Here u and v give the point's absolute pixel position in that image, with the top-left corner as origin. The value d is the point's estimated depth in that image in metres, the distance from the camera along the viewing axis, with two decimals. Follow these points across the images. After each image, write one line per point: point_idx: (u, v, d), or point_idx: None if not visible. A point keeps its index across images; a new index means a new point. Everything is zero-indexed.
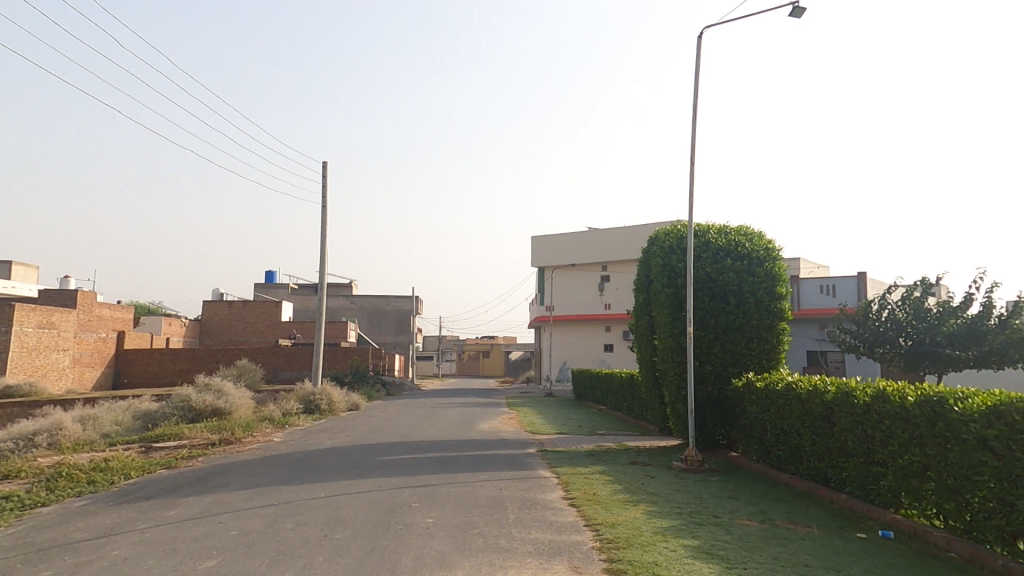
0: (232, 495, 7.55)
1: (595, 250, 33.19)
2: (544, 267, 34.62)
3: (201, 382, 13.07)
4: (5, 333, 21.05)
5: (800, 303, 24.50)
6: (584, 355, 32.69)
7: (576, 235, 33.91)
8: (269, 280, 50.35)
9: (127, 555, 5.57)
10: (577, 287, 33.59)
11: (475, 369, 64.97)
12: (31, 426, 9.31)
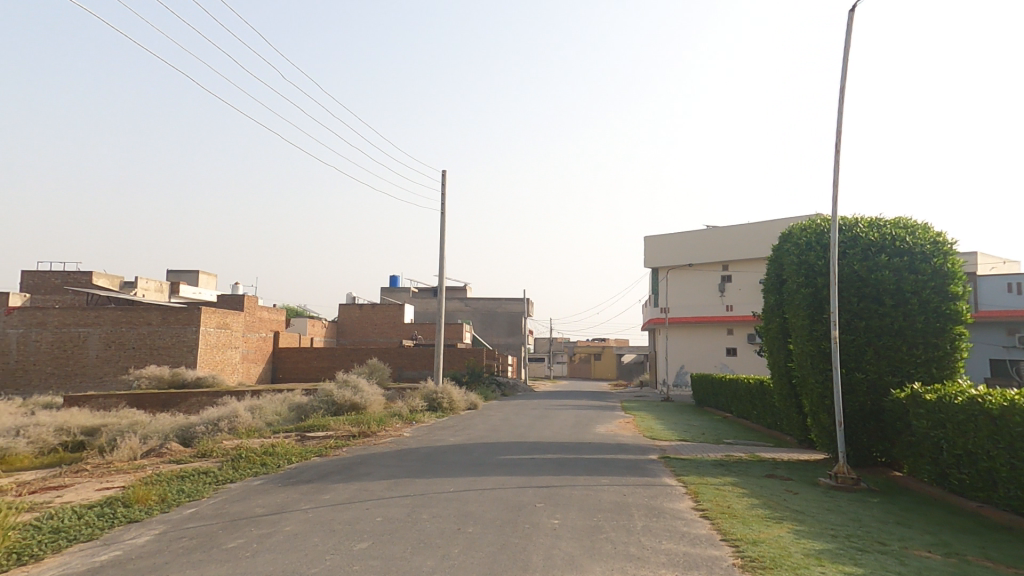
0: (374, 484, 8.30)
1: (715, 249, 31.55)
2: (659, 269, 33.49)
3: (340, 379, 14.52)
4: (196, 331, 24.91)
5: (980, 305, 21.50)
6: (704, 359, 31.09)
7: (693, 233, 32.40)
8: (393, 284, 54.38)
9: (297, 531, 6.36)
10: (695, 287, 32.11)
11: (586, 372, 64.64)
12: (216, 413, 11.03)
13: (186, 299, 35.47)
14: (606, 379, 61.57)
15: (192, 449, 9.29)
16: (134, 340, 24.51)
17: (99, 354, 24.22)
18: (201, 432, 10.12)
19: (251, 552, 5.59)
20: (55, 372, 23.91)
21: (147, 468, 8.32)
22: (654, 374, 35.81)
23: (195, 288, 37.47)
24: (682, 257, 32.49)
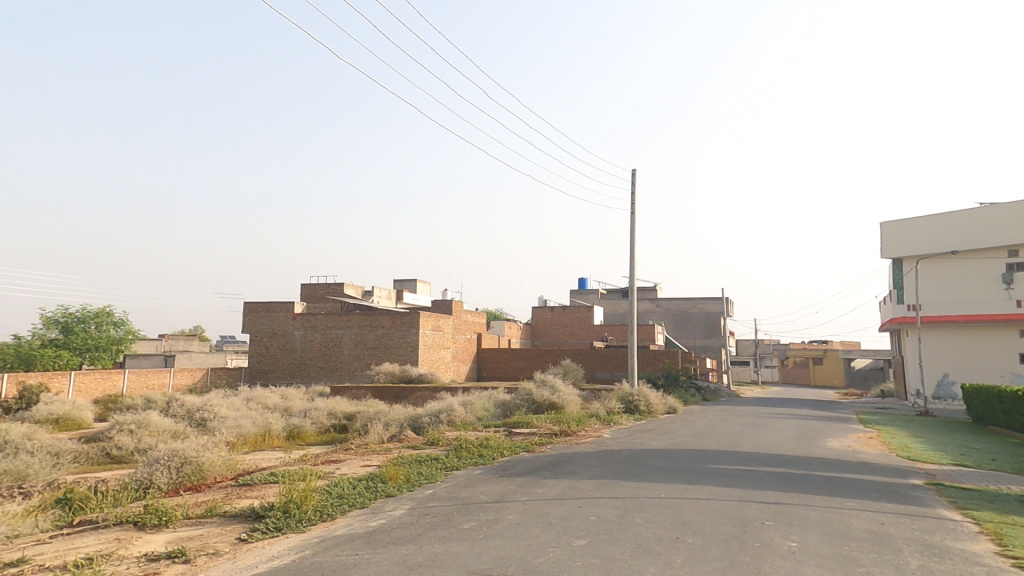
0: (582, 483, 8.38)
1: (996, 232, 25.15)
2: (905, 260, 27.77)
3: (538, 378, 15.17)
4: (417, 333, 28.87)
5: None
6: (981, 367, 24.93)
7: (958, 214, 26.18)
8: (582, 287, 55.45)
9: (518, 521, 6.72)
10: (962, 280, 25.94)
11: (804, 378, 57.00)
12: (437, 406, 12.47)
13: (408, 305, 41.33)
14: (831, 387, 53.24)
15: (423, 437, 10.63)
16: (374, 340, 29.23)
17: (351, 352, 29.40)
18: (429, 422, 11.54)
19: (482, 534, 6.06)
20: (324, 366, 29.43)
21: (393, 451, 9.77)
22: (903, 383, 29.57)
23: (414, 296, 43.39)
24: (943, 245, 26.41)
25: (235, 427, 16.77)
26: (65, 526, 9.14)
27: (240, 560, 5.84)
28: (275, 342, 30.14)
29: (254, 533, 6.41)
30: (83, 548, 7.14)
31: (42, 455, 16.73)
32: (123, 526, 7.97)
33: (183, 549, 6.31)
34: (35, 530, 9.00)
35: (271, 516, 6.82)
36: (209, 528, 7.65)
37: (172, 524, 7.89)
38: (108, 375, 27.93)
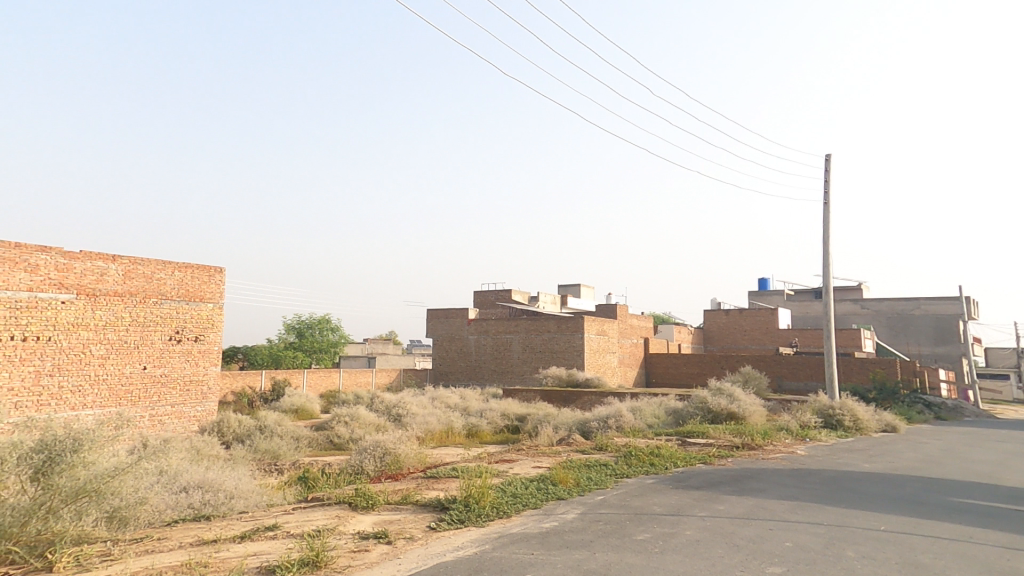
0: (774, 504, 7.40)
1: None
2: None
3: (714, 386, 14.01)
4: (582, 338, 29.14)
5: None
6: None
7: None
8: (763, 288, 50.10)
9: (699, 538, 6.19)
10: None
11: None
12: (605, 411, 12.26)
13: (573, 310, 41.81)
14: None
15: (591, 442, 10.53)
16: (541, 344, 30.21)
17: (520, 355, 30.78)
18: (597, 427, 11.42)
19: (659, 548, 5.72)
20: (496, 369, 31.32)
21: (562, 454, 9.86)
22: None
23: (578, 301, 43.86)
24: None
25: (424, 423, 18.85)
26: (304, 500, 11.22)
27: (432, 547, 6.43)
28: (454, 346, 32.87)
29: (441, 522, 7.01)
30: (315, 521, 8.64)
31: (287, 438, 20.85)
32: (342, 505, 9.45)
33: (386, 531, 7.20)
34: (285, 501, 11.23)
35: (454, 508, 7.38)
36: (405, 514, 8.61)
37: (377, 507, 9.09)
38: (329, 373, 33.57)
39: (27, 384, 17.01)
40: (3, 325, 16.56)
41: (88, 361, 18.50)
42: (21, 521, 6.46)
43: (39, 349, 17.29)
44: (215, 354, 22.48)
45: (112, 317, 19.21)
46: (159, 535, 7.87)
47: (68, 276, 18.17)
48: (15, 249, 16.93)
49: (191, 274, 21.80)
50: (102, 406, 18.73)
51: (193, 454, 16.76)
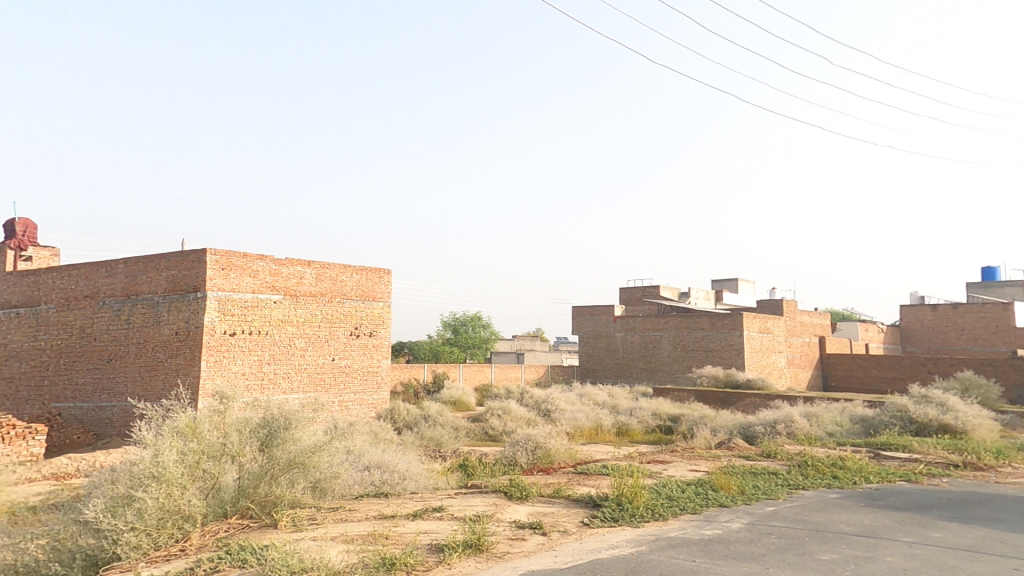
0: (1014, 538, 5.98)
1: None
2: None
3: (918, 393, 11.83)
4: (741, 336, 26.91)
5: None
6: None
7: None
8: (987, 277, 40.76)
9: (904, 566, 5.27)
10: None
11: None
12: (772, 415, 11.15)
13: (729, 307, 38.72)
14: None
15: (757, 448, 9.66)
16: (694, 343, 28.60)
17: (671, 353, 29.40)
18: (763, 432, 10.41)
19: (850, 572, 5.01)
20: (645, 367, 30.27)
21: (723, 458, 9.21)
22: None
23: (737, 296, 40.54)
24: None
25: (573, 420, 19.06)
26: (465, 486, 12.14)
27: (585, 542, 6.47)
28: (600, 343, 32.53)
29: (594, 519, 7.01)
30: (474, 507, 9.27)
31: (448, 428, 22.77)
32: (497, 494, 10.00)
33: (540, 522, 7.44)
34: (447, 486, 12.29)
35: (607, 506, 7.32)
36: (557, 508, 8.81)
37: (530, 498, 9.44)
38: (482, 368, 35.75)
39: (253, 370, 21.05)
40: (236, 320, 20.73)
41: (294, 352, 22.29)
42: (254, 483, 8.37)
43: (260, 341, 21.29)
44: (385, 347, 25.58)
45: (309, 314, 22.87)
46: (350, 506, 9.16)
47: (279, 280, 22.04)
48: (243, 258, 21.07)
49: (366, 276, 25.07)
50: (303, 390, 22.43)
51: (373, 437, 19.21)
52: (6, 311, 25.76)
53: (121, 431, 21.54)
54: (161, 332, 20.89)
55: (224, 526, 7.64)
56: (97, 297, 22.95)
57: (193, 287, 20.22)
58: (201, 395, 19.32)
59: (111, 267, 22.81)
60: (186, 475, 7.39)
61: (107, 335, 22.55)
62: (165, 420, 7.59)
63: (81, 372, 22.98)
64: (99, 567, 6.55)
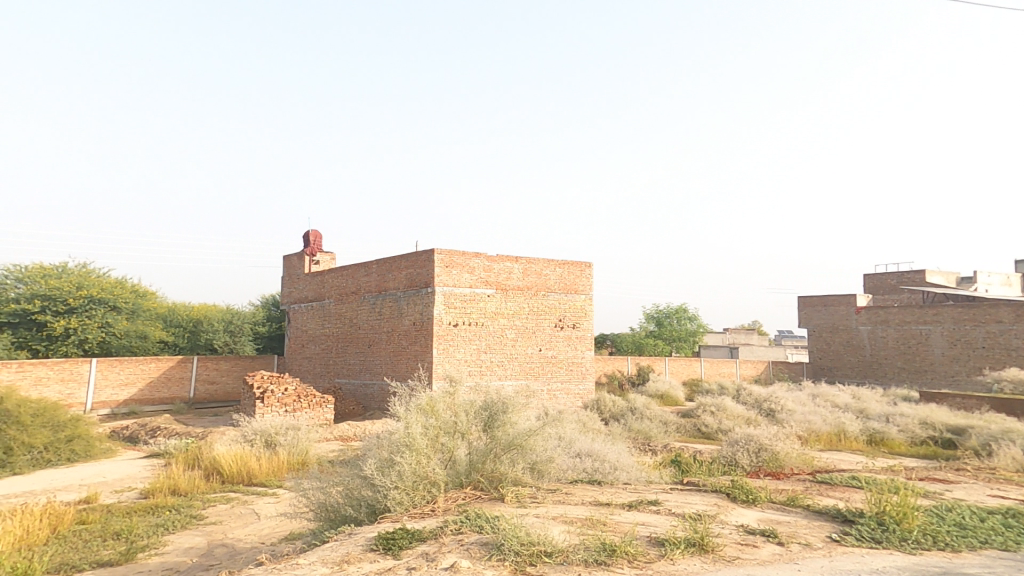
0: None
1: None
2: None
3: None
4: None
5: None
6: None
7: None
8: None
9: None
10: None
11: None
12: None
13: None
14: None
15: None
16: (984, 339, 23.04)
17: (946, 352, 24.14)
18: None
19: None
20: (905, 367, 25.35)
21: None
22: None
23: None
24: None
25: (806, 423, 17.16)
26: (679, 483, 12.04)
27: (837, 560, 5.92)
28: (838, 337, 28.39)
29: (847, 537, 6.35)
30: (694, 504, 9.15)
31: (657, 422, 22.58)
32: (718, 494, 9.70)
33: (775, 531, 7.02)
34: (661, 480, 12.40)
35: (866, 525, 6.57)
36: (796, 518, 8.12)
37: (758, 503, 8.93)
38: (689, 362, 34.29)
39: (474, 357, 23.96)
40: (458, 312, 23.80)
41: (506, 342, 24.66)
42: (482, 460, 10.12)
43: (478, 331, 24.10)
44: (588, 339, 26.68)
45: (516, 307, 25.01)
46: (564, 489, 10.22)
47: (491, 276, 24.59)
48: (462, 256, 24.06)
49: (568, 269, 26.47)
50: (515, 377, 24.65)
51: (583, 426, 20.16)
52: (305, 304, 34.01)
53: (381, 405, 26.68)
54: (403, 322, 25.22)
55: (462, 495, 9.52)
56: (360, 293, 28.74)
57: (425, 283, 23.87)
58: (435, 377, 22.76)
59: (368, 268, 28.28)
60: (428, 446, 9.60)
61: (367, 324, 28.08)
62: (413, 400, 10.08)
63: (352, 354, 29.07)
64: (377, 515, 8.96)
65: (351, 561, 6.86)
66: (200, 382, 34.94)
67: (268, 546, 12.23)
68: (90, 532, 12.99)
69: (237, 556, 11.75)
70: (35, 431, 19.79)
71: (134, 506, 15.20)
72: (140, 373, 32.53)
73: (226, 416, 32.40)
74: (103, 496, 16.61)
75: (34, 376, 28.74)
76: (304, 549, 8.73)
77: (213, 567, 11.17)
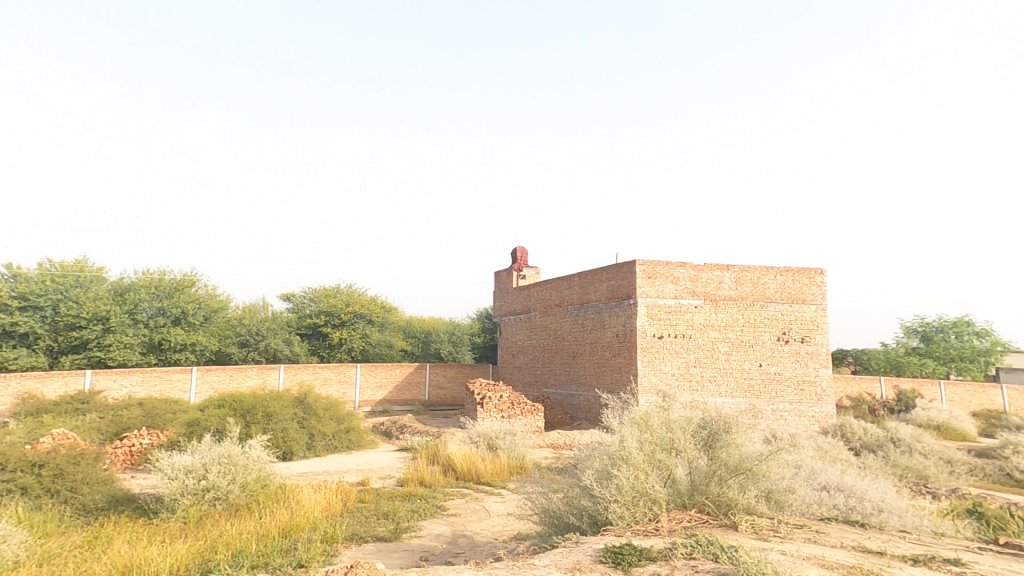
0: None
1: None
2: None
3: None
4: None
5: None
6: None
7: None
8: None
9: None
10: None
11: None
12: None
13: None
14: None
15: None
16: None
17: None
18: None
19: None
20: None
21: None
22: None
23: None
24: None
25: None
26: (984, 541, 9.35)
27: None
28: None
29: None
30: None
31: (935, 459, 18.45)
32: None
33: None
34: (955, 535, 9.87)
35: None
36: None
37: None
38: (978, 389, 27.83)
39: (682, 371, 23.04)
40: (663, 324, 23.31)
41: (718, 355, 23.12)
42: (706, 482, 9.10)
43: (685, 344, 23.17)
44: (822, 356, 23.56)
45: (729, 318, 23.32)
46: (817, 527, 8.53)
47: (698, 286, 23.48)
48: (666, 267, 23.58)
49: (792, 277, 23.82)
50: (731, 394, 22.85)
51: (821, 453, 17.67)
52: (513, 316, 36.00)
53: (590, 417, 26.77)
54: (606, 334, 25.49)
55: (687, 516, 8.60)
56: (563, 305, 29.92)
57: (626, 294, 23.91)
58: (641, 389, 22.49)
59: (570, 281, 29.35)
60: (645, 462, 9.14)
61: (571, 336, 28.95)
62: (629, 416, 10.08)
63: (557, 365, 30.16)
64: (598, 526, 8.81)
65: (583, 570, 6.83)
66: (432, 386, 40.39)
67: (501, 543, 12.61)
68: (367, 509, 14.34)
69: (478, 548, 12.21)
70: (326, 423, 25.23)
71: (394, 493, 17.34)
72: (390, 378, 38.84)
73: (455, 418, 36.70)
74: (372, 480, 19.91)
75: (323, 376, 36.69)
76: (535, 551, 8.89)
77: (459, 555, 11.72)
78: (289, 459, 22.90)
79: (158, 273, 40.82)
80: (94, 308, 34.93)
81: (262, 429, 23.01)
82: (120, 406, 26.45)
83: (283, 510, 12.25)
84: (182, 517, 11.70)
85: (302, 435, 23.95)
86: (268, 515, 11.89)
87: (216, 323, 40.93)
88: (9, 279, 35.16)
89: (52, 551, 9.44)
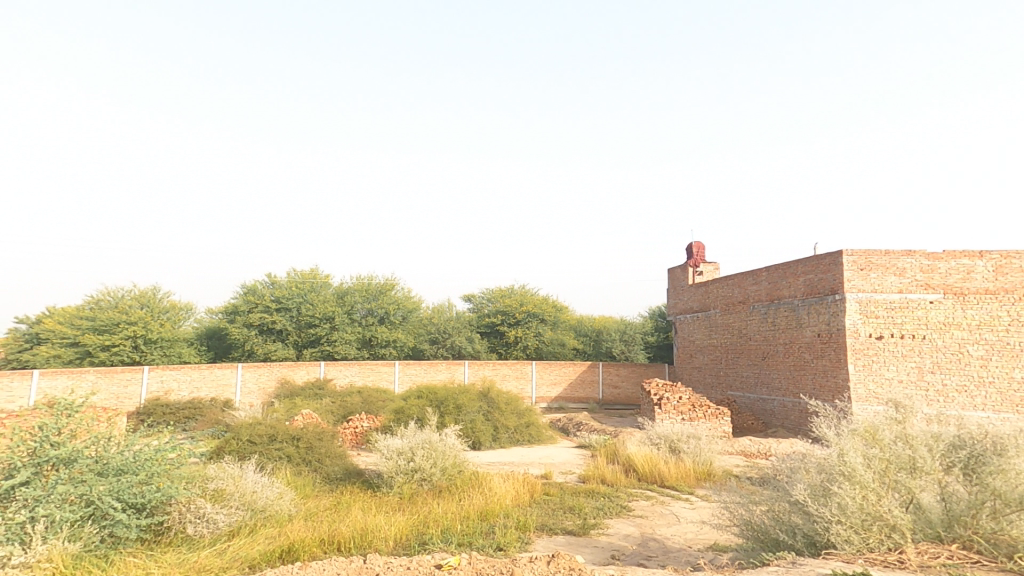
0: None
1: None
2: None
3: None
4: None
5: None
6: None
7: None
8: None
9: None
10: None
11: None
12: None
13: None
14: None
15: None
16: None
17: None
18: None
19: None
20: None
21: None
22: None
23: None
24: None
25: None
26: None
27: None
28: None
29: None
30: None
31: None
32: None
33: None
34: None
35: None
36: None
37: None
38: None
39: (914, 378, 17.76)
40: (883, 323, 18.18)
41: (968, 361, 17.34)
42: (972, 512, 5.53)
43: (916, 346, 17.83)
44: None
45: (988, 317, 17.39)
46: None
47: (935, 277, 17.96)
48: (885, 255, 18.36)
49: None
50: (995, 409, 17.03)
51: None
52: (690, 315, 30.73)
53: (788, 424, 21.13)
54: (804, 334, 20.45)
55: (946, 552, 5.29)
56: (748, 302, 24.59)
57: (829, 289, 19.14)
58: (856, 399, 17.88)
59: (757, 275, 24.01)
60: (878, 481, 5.82)
61: (760, 335, 23.58)
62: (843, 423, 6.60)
63: (744, 366, 24.70)
64: (821, 549, 5.87)
65: None
66: (606, 385, 39.62)
67: (699, 551, 10.26)
68: (553, 502, 13.39)
69: (673, 554, 10.16)
70: (508, 416, 26.01)
71: (576, 488, 15.98)
72: (564, 375, 39.10)
73: (631, 418, 35.39)
74: (555, 475, 19.37)
75: (502, 373, 38.40)
76: (740, 569, 6.18)
77: (653, 559, 9.99)
78: (478, 449, 24.20)
79: (368, 278, 47.08)
80: (324, 308, 41.61)
81: (454, 419, 24.71)
82: (344, 393, 30.79)
83: (478, 495, 12.64)
84: (397, 492, 12.88)
85: (488, 426, 25.04)
86: (466, 499, 12.35)
87: (411, 322, 45.84)
88: (268, 285, 43.32)
89: (311, 509, 11.10)
